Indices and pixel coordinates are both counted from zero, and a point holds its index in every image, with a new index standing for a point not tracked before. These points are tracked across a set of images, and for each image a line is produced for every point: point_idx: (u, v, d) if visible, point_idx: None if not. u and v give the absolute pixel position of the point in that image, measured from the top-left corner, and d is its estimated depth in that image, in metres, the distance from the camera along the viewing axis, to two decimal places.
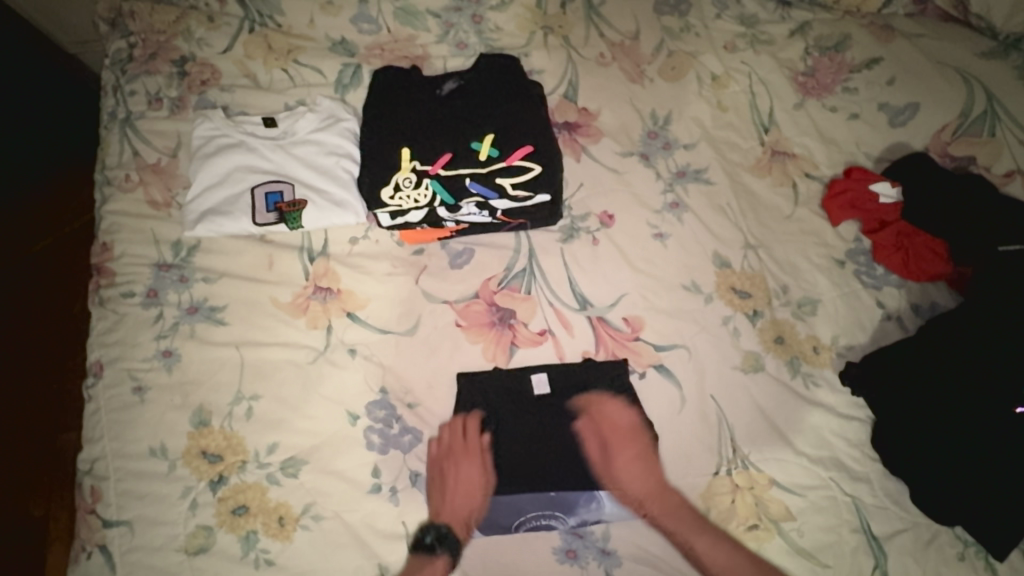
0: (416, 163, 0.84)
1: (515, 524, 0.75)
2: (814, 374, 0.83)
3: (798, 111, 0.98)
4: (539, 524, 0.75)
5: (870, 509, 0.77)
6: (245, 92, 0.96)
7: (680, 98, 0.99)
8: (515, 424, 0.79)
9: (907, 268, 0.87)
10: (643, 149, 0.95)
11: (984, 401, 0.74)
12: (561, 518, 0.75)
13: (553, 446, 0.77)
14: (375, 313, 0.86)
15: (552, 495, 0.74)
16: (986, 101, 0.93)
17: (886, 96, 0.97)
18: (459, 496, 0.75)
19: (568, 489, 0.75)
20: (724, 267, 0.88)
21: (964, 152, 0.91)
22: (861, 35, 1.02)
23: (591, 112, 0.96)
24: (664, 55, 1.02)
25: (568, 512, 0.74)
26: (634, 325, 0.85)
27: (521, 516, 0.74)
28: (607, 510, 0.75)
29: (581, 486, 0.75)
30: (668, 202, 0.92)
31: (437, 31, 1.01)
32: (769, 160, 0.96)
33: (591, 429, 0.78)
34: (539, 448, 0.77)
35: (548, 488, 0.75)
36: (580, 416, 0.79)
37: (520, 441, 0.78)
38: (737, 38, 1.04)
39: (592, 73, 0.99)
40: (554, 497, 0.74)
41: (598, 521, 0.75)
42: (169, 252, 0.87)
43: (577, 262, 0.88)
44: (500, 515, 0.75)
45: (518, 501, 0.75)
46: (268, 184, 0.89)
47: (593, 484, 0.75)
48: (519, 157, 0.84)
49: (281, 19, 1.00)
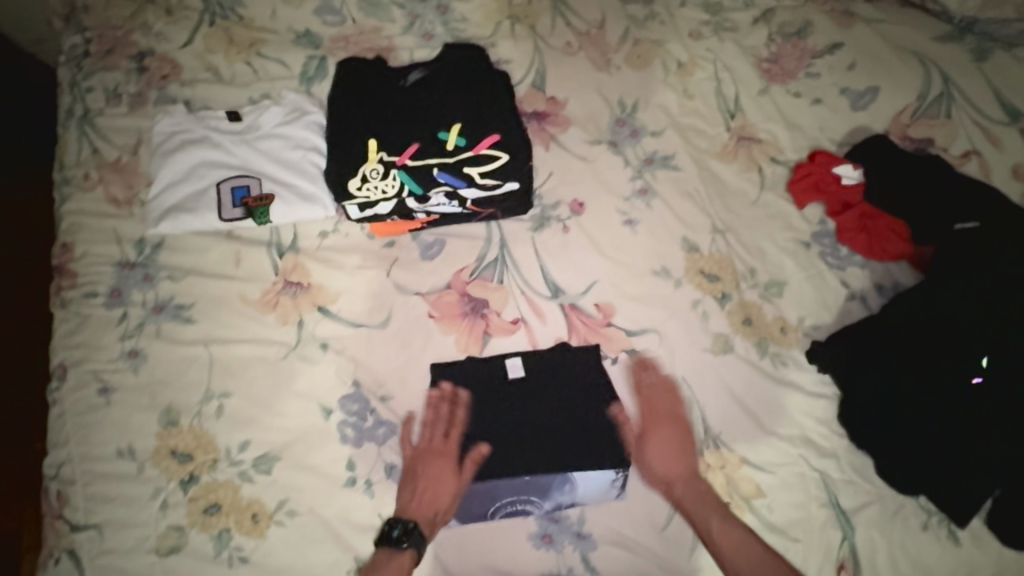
0: (383, 154, 0.84)
1: (491, 510, 0.76)
2: (781, 353, 0.85)
3: (763, 97, 1.00)
4: (515, 509, 0.76)
5: (838, 483, 0.78)
6: (207, 86, 0.94)
7: (647, 86, 0.99)
8: (494, 411, 0.79)
9: (870, 248, 0.89)
10: (612, 138, 0.95)
11: (943, 373, 0.76)
12: (536, 502, 0.76)
13: (528, 430, 0.77)
14: (347, 306, 0.85)
15: (527, 480, 0.73)
16: (942, 84, 0.95)
17: (847, 80, 0.99)
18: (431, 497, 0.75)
19: (544, 473, 0.73)
20: (693, 252, 0.89)
21: (923, 134, 0.94)
22: (822, 21, 1.03)
23: (559, 102, 0.97)
24: (631, 44, 1.03)
25: (543, 497, 0.75)
26: (606, 311, 0.86)
27: (497, 502, 0.75)
28: (580, 492, 0.75)
29: (555, 469, 0.73)
30: (637, 189, 0.92)
31: (403, 23, 1.00)
32: (735, 145, 0.97)
33: (564, 413, 0.78)
34: (515, 432, 0.77)
35: (524, 473, 0.73)
36: (553, 400, 0.79)
37: (499, 425, 0.78)
38: (702, 26, 1.05)
39: (560, 62, 0.99)
40: (529, 480, 0.73)
41: (572, 504, 0.76)
42: (132, 251, 0.85)
43: (549, 250, 0.88)
44: (475, 502, 0.75)
45: (495, 488, 0.74)
46: (233, 179, 0.87)
47: (565, 467, 0.74)
48: (486, 146, 0.84)
49: (243, 12, 0.98)
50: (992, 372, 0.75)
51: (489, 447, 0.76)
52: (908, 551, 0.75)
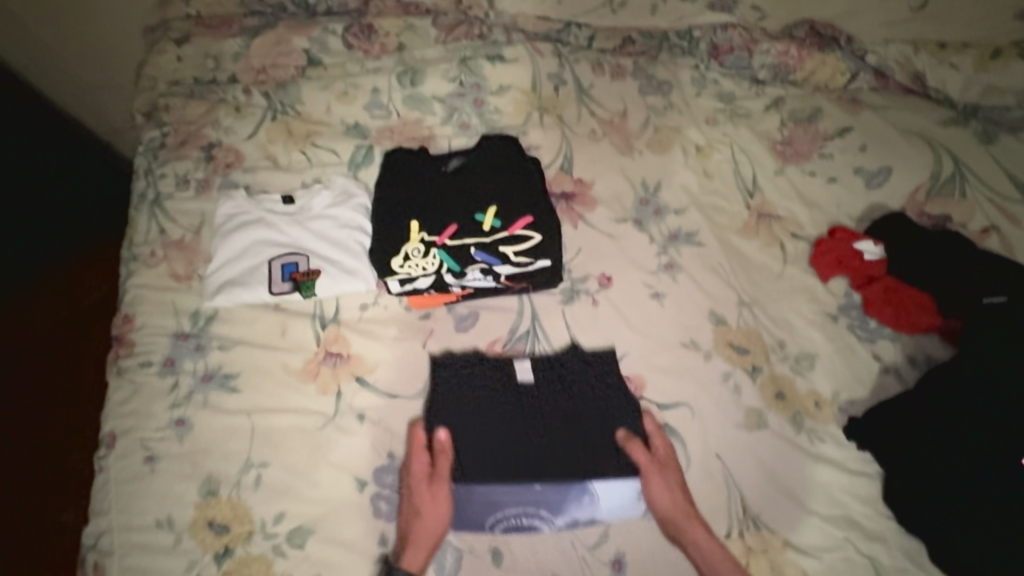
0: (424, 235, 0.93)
1: (490, 520, 0.76)
2: (817, 429, 0.84)
3: (779, 177, 1.05)
4: (521, 522, 0.76)
5: (891, 572, 0.74)
6: (267, 172, 1.03)
7: (668, 169, 1.06)
8: (514, 420, 0.81)
9: (898, 321, 0.89)
10: (636, 215, 1.01)
11: (987, 448, 0.76)
12: (545, 516, 0.76)
13: (549, 451, 0.79)
14: (384, 377, 0.88)
15: (535, 489, 0.76)
16: (953, 165, 0.99)
17: (860, 162, 1.04)
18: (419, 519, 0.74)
19: (557, 483, 0.76)
20: (721, 325, 0.91)
21: (940, 211, 0.97)
22: (831, 108, 1.10)
23: (585, 183, 1.03)
24: (651, 130, 1.10)
25: (553, 511, 0.76)
26: (637, 383, 0.87)
27: (498, 511, 0.76)
28: (601, 507, 0.76)
29: (573, 479, 0.77)
30: (663, 264, 0.96)
31: (442, 115, 1.10)
32: (756, 222, 1.01)
33: (586, 438, 0.80)
34: (534, 455, 0.79)
35: (534, 482, 0.76)
36: (573, 418, 0.82)
37: (520, 450, 0.79)
38: (717, 113, 1.13)
39: (585, 148, 1.07)
40: (537, 490, 0.76)
41: (589, 518, 0.76)
42: (187, 322, 0.91)
43: (579, 324, 0.91)
44: (474, 514, 0.76)
45: (498, 494, 0.76)
46: (284, 256, 0.94)
47: (585, 478, 0.77)
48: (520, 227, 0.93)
49: (301, 108, 1.09)
50: None
51: (496, 462, 0.78)
52: None
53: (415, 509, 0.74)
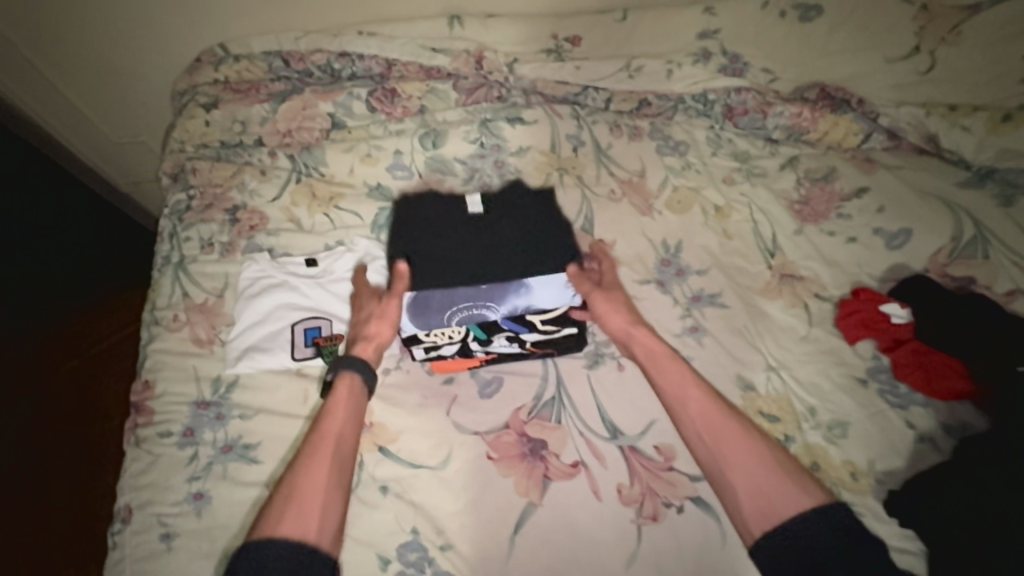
0: (449, 299, 0.87)
1: (448, 315, 0.87)
2: (856, 502, 0.81)
3: (799, 236, 1.06)
4: (472, 314, 0.87)
5: None
6: (290, 234, 1.04)
7: (688, 229, 1.07)
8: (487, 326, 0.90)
9: (930, 387, 0.88)
10: (659, 276, 1.01)
11: None
12: (492, 308, 0.87)
13: (511, 253, 0.92)
14: (407, 447, 0.86)
15: (484, 287, 0.87)
16: (974, 227, 1.00)
17: (880, 222, 1.04)
18: (368, 334, 0.88)
19: (501, 285, 0.88)
20: (749, 391, 0.90)
21: (963, 273, 0.97)
22: (846, 167, 1.12)
23: (607, 244, 1.04)
24: (670, 190, 1.11)
25: (498, 303, 0.87)
26: (667, 453, 0.85)
27: (453, 306, 0.87)
28: (535, 295, 0.88)
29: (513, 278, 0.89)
30: (687, 326, 0.96)
31: (463, 176, 1.12)
32: (779, 282, 1.01)
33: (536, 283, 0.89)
34: (492, 252, 0.92)
35: (481, 283, 0.88)
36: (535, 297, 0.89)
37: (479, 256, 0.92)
38: (733, 172, 1.15)
39: (605, 208, 1.08)
40: (484, 288, 0.87)
41: (528, 307, 0.88)
42: (208, 389, 0.90)
43: (604, 389, 0.91)
44: (433, 307, 0.87)
45: (451, 295, 0.88)
46: (307, 320, 0.94)
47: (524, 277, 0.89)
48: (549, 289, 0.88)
49: (325, 170, 1.11)
50: None
51: (457, 265, 0.91)
52: None
53: (367, 325, 0.90)
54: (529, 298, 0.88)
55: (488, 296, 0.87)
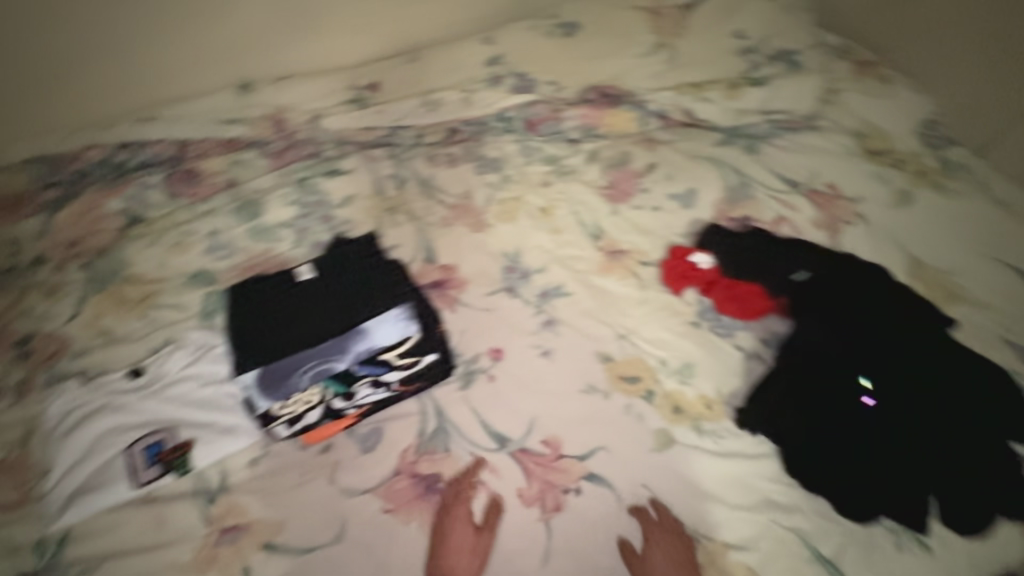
0: (292, 361, 0.87)
1: (294, 379, 0.85)
2: (716, 428, 0.92)
3: (614, 216, 1.19)
4: (317, 371, 0.85)
5: (814, 536, 0.83)
6: (102, 350, 0.92)
7: (520, 234, 1.15)
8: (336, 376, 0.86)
9: (744, 312, 1.04)
10: (506, 284, 1.07)
11: (847, 405, 0.89)
12: (336, 360, 0.86)
13: (343, 302, 0.93)
14: (297, 533, 0.80)
15: (325, 345, 0.87)
16: (737, 175, 1.19)
17: (671, 189, 1.22)
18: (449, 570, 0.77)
19: (339, 337, 0.88)
20: (608, 361, 0.98)
21: (740, 213, 1.15)
22: (635, 150, 1.29)
23: (452, 267, 1.08)
24: (496, 204, 1.19)
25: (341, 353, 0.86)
26: (554, 444, 0.89)
27: (298, 370, 0.86)
28: (376, 336, 0.88)
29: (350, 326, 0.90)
30: (542, 321, 1.02)
31: (292, 238, 1.08)
32: (609, 260, 1.13)
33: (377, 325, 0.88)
34: (325, 307, 0.92)
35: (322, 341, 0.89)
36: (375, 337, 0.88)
37: (315, 313, 0.92)
38: (548, 175, 1.26)
39: (442, 235, 1.12)
40: (326, 345, 0.87)
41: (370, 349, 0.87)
42: (30, 557, 0.75)
43: (484, 402, 0.92)
44: (280, 375, 0.85)
45: (293, 359, 0.87)
46: (144, 438, 0.83)
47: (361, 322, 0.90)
48: (387, 320, 0.89)
49: (131, 271, 1.01)
50: (878, 392, 0.89)
51: (297, 330, 0.90)
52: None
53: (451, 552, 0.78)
54: (373, 339, 0.87)
55: (333, 350, 0.86)
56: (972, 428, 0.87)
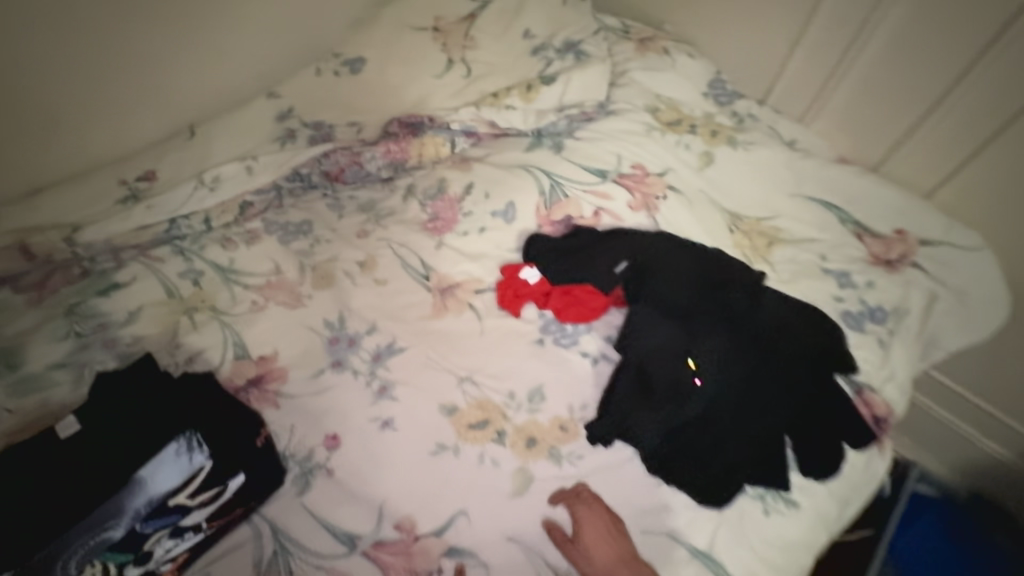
0: (49, 547, 0.70)
1: (58, 568, 0.69)
2: (574, 450, 0.88)
3: (442, 250, 1.11)
4: (90, 548, 0.71)
5: (686, 531, 0.81)
6: None
7: (342, 297, 1.05)
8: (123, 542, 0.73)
9: (584, 315, 1.00)
10: (332, 358, 0.97)
11: (678, 391, 0.87)
12: (112, 527, 0.72)
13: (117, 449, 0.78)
14: None
15: (94, 513, 0.72)
16: (548, 178, 1.14)
17: (491, 206, 1.15)
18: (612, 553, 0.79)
19: (111, 496, 0.73)
20: (454, 412, 0.91)
21: (562, 215, 1.11)
22: (452, 173, 1.21)
23: (270, 357, 0.97)
24: (310, 271, 1.08)
25: (117, 517, 0.72)
26: (408, 526, 0.82)
27: (61, 555, 0.70)
28: (156, 482, 0.75)
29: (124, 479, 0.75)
30: (377, 389, 0.93)
31: (69, 380, 0.91)
32: (442, 299, 1.06)
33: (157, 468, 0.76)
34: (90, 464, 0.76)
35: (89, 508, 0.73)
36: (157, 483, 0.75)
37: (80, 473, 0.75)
38: (364, 224, 1.16)
39: (253, 323, 1.01)
40: (95, 513, 0.72)
41: (153, 500, 0.74)
42: None
43: (325, 504, 0.83)
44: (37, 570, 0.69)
45: (53, 544, 0.70)
46: None
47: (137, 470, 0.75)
48: (168, 460, 0.76)
49: None
50: (703, 369, 0.86)
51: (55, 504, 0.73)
52: (765, 543, 0.82)
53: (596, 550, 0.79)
54: (151, 489, 0.74)
55: (105, 516, 0.72)
56: (800, 371, 0.88)
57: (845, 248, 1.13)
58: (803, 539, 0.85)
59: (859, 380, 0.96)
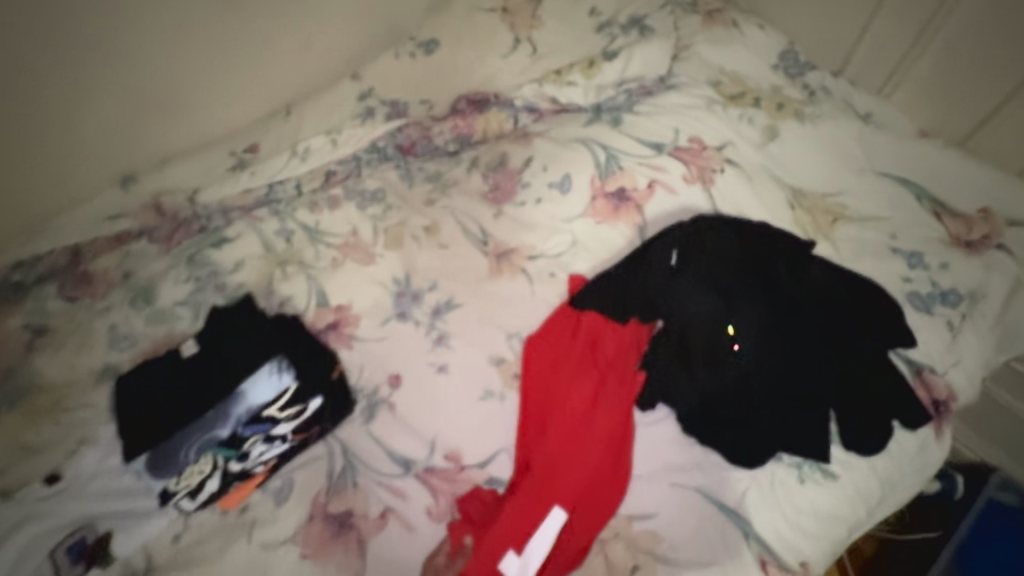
0: (177, 436, 0.92)
1: (182, 455, 0.91)
2: None
3: (500, 219, 1.18)
4: (202, 443, 0.91)
5: (716, 489, 0.84)
6: (21, 465, 0.94)
7: (407, 259, 1.16)
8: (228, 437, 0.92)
9: None
10: (398, 310, 1.09)
11: (714, 356, 0.90)
12: (219, 428, 0.92)
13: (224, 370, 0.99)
14: None
15: (207, 415, 0.94)
16: (605, 151, 1.17)
17: (548, 178, 1.18)
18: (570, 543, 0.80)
19: (218, 405, 0.94)
20: (502, 364, 1.01)
21: (615, 186, 1.14)
22: (513, 148, 1.25)
23: (345, 306, 1.10)
24: (382, 234, 1.20)
25: (223, 421, 0.93)
26: (456, 457, 0.93)
27: (185, 445, 0.91)
28: (252, 397, 0.95)
29: (229, 392, 0.96)
30: (435, 338, 1.04)
31: (190, 315, 1.11)
32: (497, 263, 1.13)
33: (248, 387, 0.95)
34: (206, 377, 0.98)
35: (205, 411, 0.94)
36: (251, 399, 0.94)
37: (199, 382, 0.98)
38: (431, 193, 1.26)
39: (332, 277, 1.14)
40: (207, 416, 0.93)
41: (248, 410, 0.94)
42: None
43: (386, 434, 0.95)
44: (171, 455, 0.91)
45: (180, 435, 0.92)
46: (64, 540, 0.85)
47: (239, 387, 0.96)
48: (262, 379, 0.96)
49: (40, 380, 1.04)
50: (741, 335, 0.90)
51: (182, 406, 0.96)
52: (801, 508, 0.84)
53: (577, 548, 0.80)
54: (250, 400, 0.94)
55: (214, 419, 0.93)
56: (840, 341, 0.89)
57: (919, 227, 1.07)
58: (839, 510, 0.85)
59: (918, 361, 0.93)
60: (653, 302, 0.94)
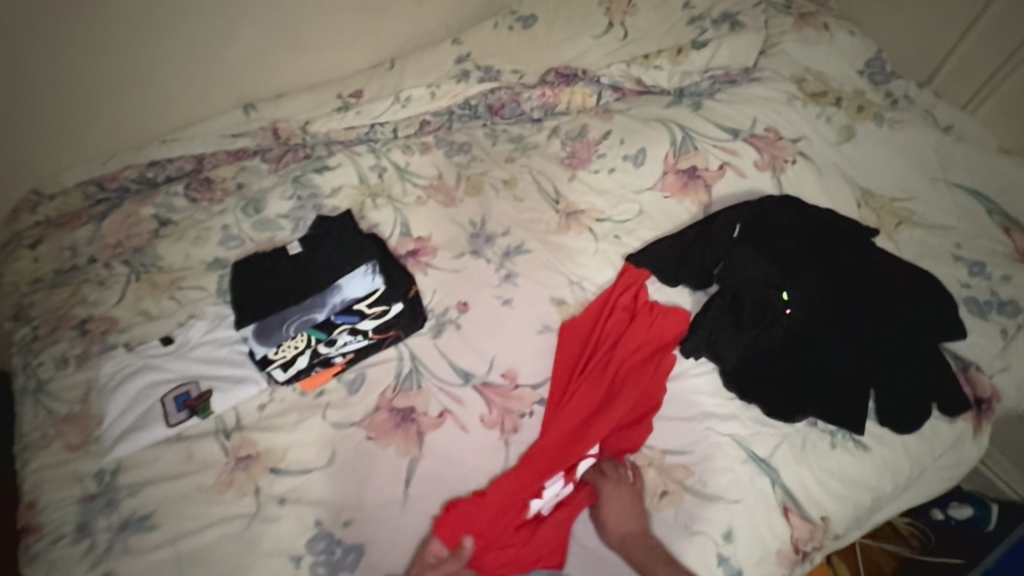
0: (281, 313, 1.08)
1: (283, 329, 1.05)
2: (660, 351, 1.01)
3: (573, 181, 1.27)
4: (300, 322, 1.06)
5: (749, 439, 0.92)
6: (141, 326, 1.10)
7: (485, 206, 1.27)
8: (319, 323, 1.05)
9: None
10: (472, 247, 1.20)
11: (767, 318, 0.98)
12: (316, 312, 1.07)
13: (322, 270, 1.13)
14: (296, 458, 0.95)
15: (308, 300, 1.08)
16: (682, 130, 1.24)
17: (623, 151, 1.26)
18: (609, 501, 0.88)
19: (317, 294, 1.09)
20: (562, 305, 1.10)
21: (688, 164, 1.21)
22: (593, 121, 1.35)
23: (425, 238, 1.22)
24: (464, 181, 1.31)
25: (321, 308, 1.07)
26: (511, 376, 1.03)
27: (287, 320, 1.06)
28: (347, 292, 1.08)
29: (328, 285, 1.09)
30: (504, 276, 1.15)
31: (290, 227, 1.25)
32: (567, 220, 1.22)
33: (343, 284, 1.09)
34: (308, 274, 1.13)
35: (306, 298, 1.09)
36: (345, 293, 1.08)
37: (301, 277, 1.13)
38: (512, 152, 1.37)
39: (417, 212, 1.26)
40: (308, 301, 1.08)
41: (341, 302, 1.07)
42: (93, 483, 0.92)
43: (450, 349, 1.06)
44: (273, 328, 1.05)
45: (284, 313, 1.07)
46: (174, 390, 1.00)
47: (337, 283, 1.10)
48: (357, 278, 1.09)
49: (161, 262, 1.20)
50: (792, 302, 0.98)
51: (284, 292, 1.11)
52: (827, 469, 0.90)
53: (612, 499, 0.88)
54: (345, 294, 1.08)
55: (313, 304, 1.07)
56: (884, 322, 0.96)
57: (983, 240, 1.10)
58: (865, 480, 0.91)
59: (966, 358, 0.98)
60: (709, 268, 1.05)
